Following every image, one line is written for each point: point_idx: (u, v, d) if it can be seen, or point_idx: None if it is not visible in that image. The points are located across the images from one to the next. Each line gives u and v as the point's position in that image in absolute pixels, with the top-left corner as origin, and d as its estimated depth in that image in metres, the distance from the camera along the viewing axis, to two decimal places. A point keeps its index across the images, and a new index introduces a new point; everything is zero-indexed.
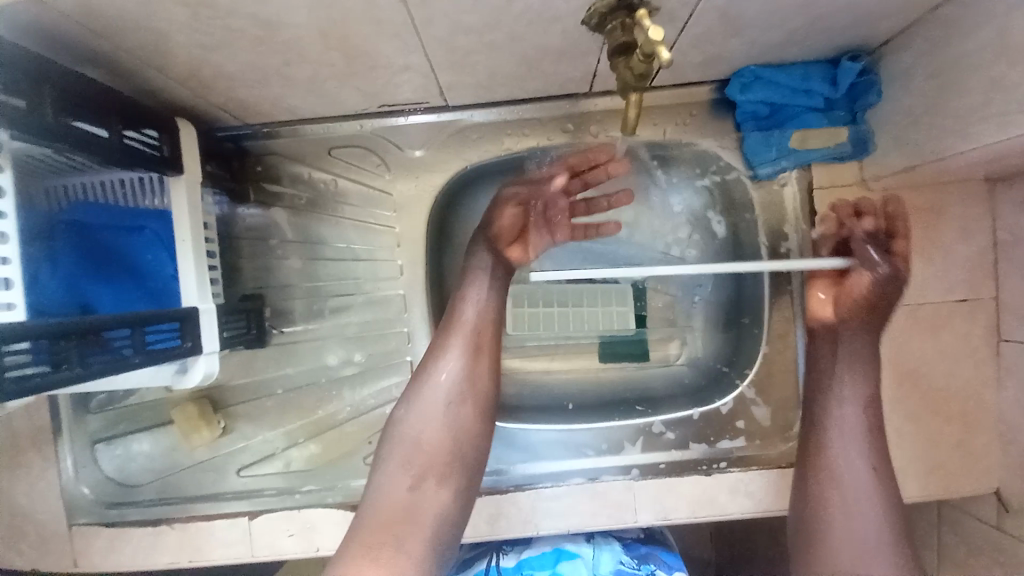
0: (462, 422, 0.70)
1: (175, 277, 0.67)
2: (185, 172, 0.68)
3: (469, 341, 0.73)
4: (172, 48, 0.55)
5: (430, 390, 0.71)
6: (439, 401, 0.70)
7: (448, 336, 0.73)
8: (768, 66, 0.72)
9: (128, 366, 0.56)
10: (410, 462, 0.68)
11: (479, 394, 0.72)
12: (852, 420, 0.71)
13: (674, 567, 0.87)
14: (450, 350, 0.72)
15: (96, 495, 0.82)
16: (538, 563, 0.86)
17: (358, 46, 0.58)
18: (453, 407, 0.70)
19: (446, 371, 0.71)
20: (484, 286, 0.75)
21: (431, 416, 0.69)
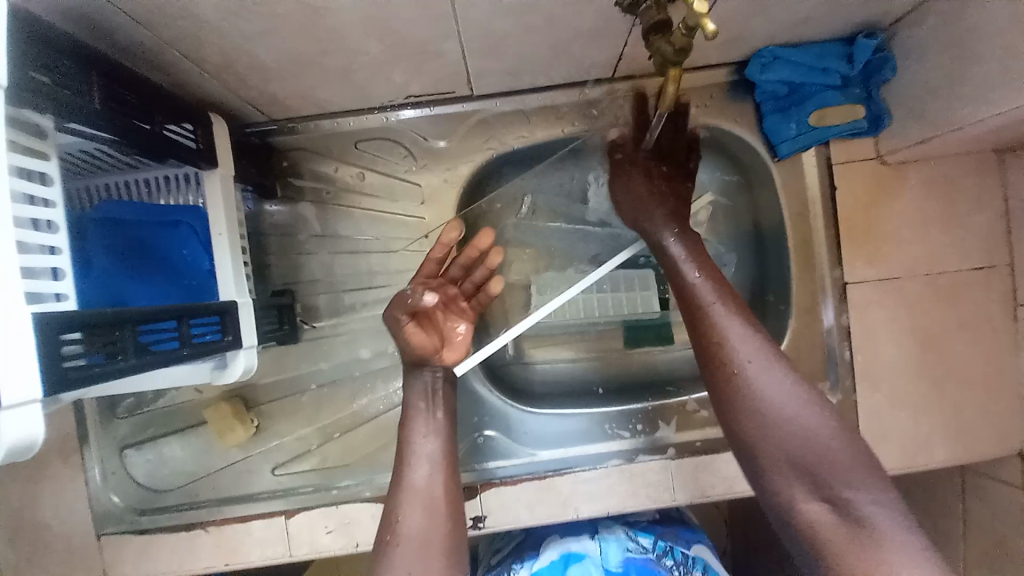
0: (428, 571, 0.60)
1: (212, 272, 0.67)
2: (219, 166, 0.68)
3: (428, 504, 0.65)
4: (217, 38, 0.55)
5: (391, 558, 0.61)
6: (409, 556, 0.61)
7: (399, 501, 0.65)
8: (787, 46, 0.74)
9: (177, 359, 0.56)
10: None
11: (452, 541, 0.64)
12: (769, 376, 0.63)
13: (692, 541, 0.89)
14: (407, 515, 0.64)
15: (126, 502, 0.82)
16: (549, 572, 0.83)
17: (397, 32, 0.59)
18: (421, 574, 0.60)
19: (407, 526, 0.63)
20: (434, 433, 0.70)
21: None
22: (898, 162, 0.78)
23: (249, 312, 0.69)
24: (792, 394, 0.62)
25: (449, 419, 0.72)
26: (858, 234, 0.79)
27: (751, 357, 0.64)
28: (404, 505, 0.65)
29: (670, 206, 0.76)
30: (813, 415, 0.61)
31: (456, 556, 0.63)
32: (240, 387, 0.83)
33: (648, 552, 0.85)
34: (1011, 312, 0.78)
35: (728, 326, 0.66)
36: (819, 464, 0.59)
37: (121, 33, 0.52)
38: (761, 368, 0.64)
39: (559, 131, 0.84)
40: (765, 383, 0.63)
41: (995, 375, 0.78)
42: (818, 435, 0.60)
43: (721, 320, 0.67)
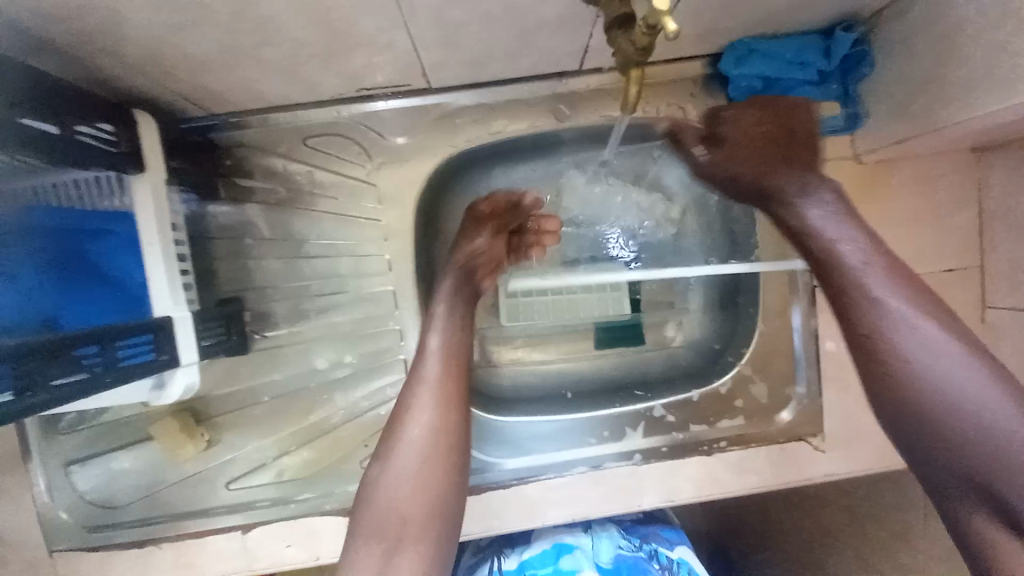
0: (427, 464, 0.60)
1: (144, 283, 0.63)
2: (148, 168, 0.62)
3: (435, 394, 0.63)
4: (128, 31, 0.49)
5: (393, 442, 0.61)
6: (412, 448, 0.61)
7: (414, 388, 0.64)
8: (763, 39, 0.70)
9: (99, 387, 0.52)
10: (380, 532, 0.57)
11: (459, 443, 0.62)
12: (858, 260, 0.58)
13: (676, 542, 0.88)
14: (418, 403, 0.63)
15: (77, 519, 0.78)
16: (539, 561, 0.84)
17: (336, 22, 0.53)
18: (422, 463, 0.60)
19: (415, 416, 0.62)
20: (445, 330, 0.69)
21: (401, 477, 0.59)
22: (873, 162, 0.76)
23: (188, 325, 0.65)
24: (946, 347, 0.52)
25: (461, 325, 0.70)
26: None
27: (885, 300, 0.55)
28: (413, 397, 0.63)
29: (790, 159, 0.70)
30: (966, 370, 0.50)
31: (459, 457, 0.62)
32: (191, 399, 0.78)
33: (638, 551, 0.85)
34: (979, 315, 0.76)
35: (867, 273, 0.57)
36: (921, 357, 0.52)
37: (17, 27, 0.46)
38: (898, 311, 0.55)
39: (525, 126, 0.79)
40: (890, 311, 0.55)
41: None
42: (966, 392, 0.50)
43: (863, 266, 0.58)
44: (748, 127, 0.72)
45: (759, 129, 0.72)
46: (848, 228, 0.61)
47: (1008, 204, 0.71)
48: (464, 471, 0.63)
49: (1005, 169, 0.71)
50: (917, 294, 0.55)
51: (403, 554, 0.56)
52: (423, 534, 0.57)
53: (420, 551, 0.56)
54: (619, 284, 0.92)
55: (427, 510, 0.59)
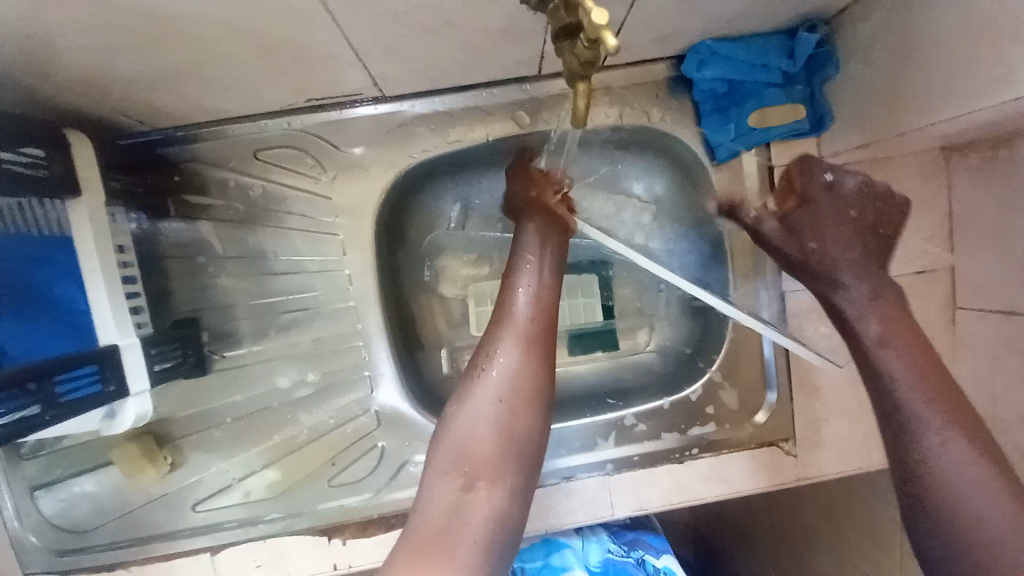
0: (512, 405, 0.58)
1: (88, 311, 0.60)
2: (85, 192, 0.60)
3: (522, 336, 0.61)
4: (43, 51, 0.47)
5: (479, 381, 0.60)
6: (498, 388, 0.59)
7: (500, 329, 0.62)
8: (723, 41, 0.68)
9: (35, 426, 0.51)
10: (458, 463, 0.56)
11: (542, 390, 0.60)
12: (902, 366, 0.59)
13: (662, 550, 0.88)
14: (502, 342, 0.61)
15: (45, 543, 0.77)
16: (528, 557, 0.85)
17: (269, 36, 0.51)
18: (505, 406, 0.58)
19: (500, 357, 0.60)
20: (539, 271, 0.66)
21: (482, 416, 0.58)
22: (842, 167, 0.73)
23: (138, 352, 0.62)
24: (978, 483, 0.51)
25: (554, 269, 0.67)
26: None
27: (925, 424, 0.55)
28: (503, 336, 0.62)
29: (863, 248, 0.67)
30: (1000, 505, 0.50)
31: (543, 404, 0.60)
32: (151, 423, 0.77)
33: (627, 556, 0.86)
34: (949, 317, 0.76)
35: (910, 381, 0.58)
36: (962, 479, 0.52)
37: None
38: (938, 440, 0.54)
39: (483, 134, 0.76)
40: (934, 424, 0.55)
41: None
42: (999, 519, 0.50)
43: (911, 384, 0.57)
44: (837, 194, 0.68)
45: (851, 212, 0.68)
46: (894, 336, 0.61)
47: (973, 207, 0.70)
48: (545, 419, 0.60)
49: (972, 170, 0.70)
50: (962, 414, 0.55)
51: (477, 493, 0.54)
52: (503, 477, 0.56)
53: (493, 495, 0.55)
54: (590, 292, 0.90)
55: (509, 450, 0.57)
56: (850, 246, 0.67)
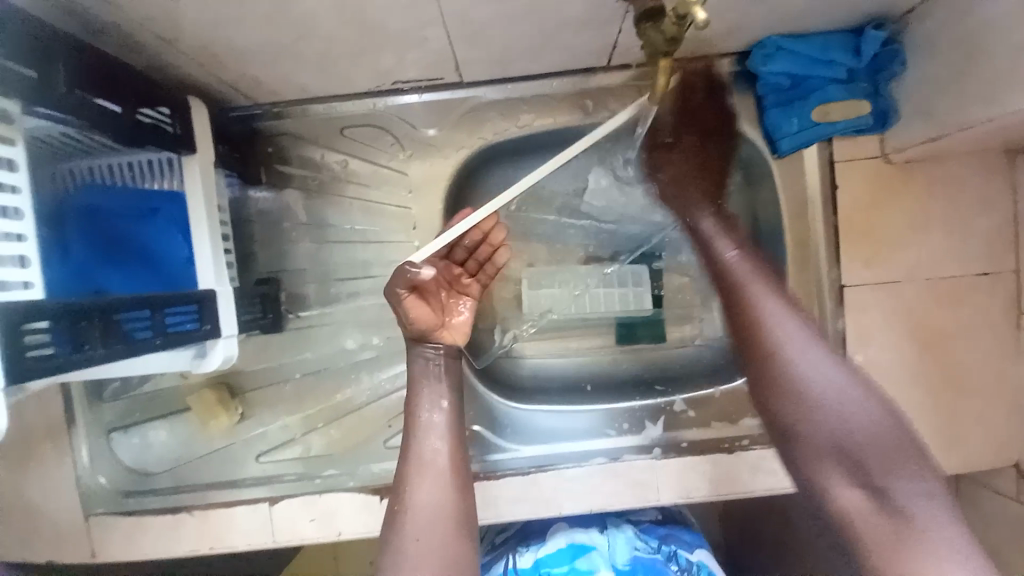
0: (439, 549, 0.64)
1: (191, 262, 0.66)
2: (197, 151, 0.67)
3: (433, 473, 0.68)
4: (184, 21, 0.53)
5: (403, 530, 0.65)
6: (420, 524, 0.65)
7: (411, 467, 0.68)
8: (790, 36, 0.71)
9: (147, 349, 0.55)
10: None
11: (465, 510, 0.68)
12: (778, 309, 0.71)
13: (695, 544, 0.85)
14: (419, 485, 0.67)
15: (113, 485, 0.82)
16: (555, 560, 0.82)
17: (378, 18, 0.56)
18: (429, 541, 0.64)
19: (421, 489, 0.67)
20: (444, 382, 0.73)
21: (416, 558, 0.63)
22: (903, 163, 0.75)
23: (228, 300, 0.68)
24: (856, 399, 0.66)
25: (456, 386, 0.74)
26: (855, 235, 0.77)
27: (794, 363, 0.68)
28: (418, 472, 0.68)
29: (709, 187, 0.81)
30: (871, 416, 0.65)
31: (463, 528, 0.67)
32: (224, 374, 0.82)
33: (655, 554, 0.83)
34: (1013, 319, 0.76)
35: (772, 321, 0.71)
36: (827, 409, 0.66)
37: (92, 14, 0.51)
38: (816, 372, 0.67)
39: (551, 121, 0.81)
40: (808, 370, 0.68)
41: (995, 381, 0.77)
42: (857, 422, 0.64)
43: (776, 324, 0.71)
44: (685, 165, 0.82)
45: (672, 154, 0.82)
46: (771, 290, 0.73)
47: None
48: (472, 532, 0.67)
49: None
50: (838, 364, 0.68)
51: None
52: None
53: None
54: (640, 280, 0.92)
55: (447, 567, 0.63)
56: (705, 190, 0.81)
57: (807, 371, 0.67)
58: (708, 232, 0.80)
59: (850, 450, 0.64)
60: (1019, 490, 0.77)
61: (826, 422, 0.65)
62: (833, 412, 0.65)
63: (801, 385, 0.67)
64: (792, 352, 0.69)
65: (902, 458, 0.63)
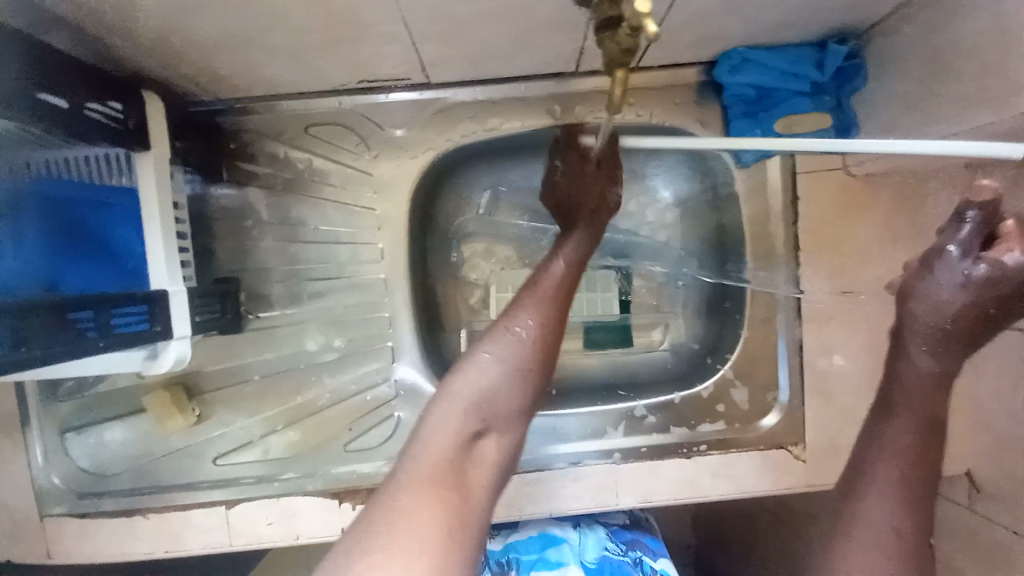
0: (502, 388, 0.60)
1: (145, 257, 0.65)
2: (153, 148, 0.65)
3: (551, 298, 0.67)
4: (135, 12, 0.52)
5: (503, 339, 0.63)
6: (507, 353, 0.62)
7: (534, 288, 0.68)
8: (757, 48, 0.72)
9: (90, 350, 0.53)
10: (478, 407, 0.57)
11: (552, 347, 0.65)
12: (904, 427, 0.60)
13: (659, 554, 0.85)
14: (529, 307, 0.66)
15: (68, 484, 0.80)
16: (524, 547, 0.84)
17: (337, 14, 0.56)
18: (526, 369, 0.62)
19: (524, 312, 0.66)
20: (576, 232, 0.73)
21: (489, 370, 0.60)
22: (864, 175, 0.76)
23: (183, 300, 0.67)
24: None
25: (588, 242, 0.73)
26: (817, 248, 0.78)
27: (876, 507, 0.58)
28: (532, 293, 0.68)
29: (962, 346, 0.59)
30: None
31: (545, 375, 0.64)
32: (181, 374, 0.80)
33: (625, 555, 0.83)
34: None
35: (896, 452, 0.59)
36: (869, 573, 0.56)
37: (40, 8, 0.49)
38: (884, 528, 0.57)
39: (519, 124, 0.80)
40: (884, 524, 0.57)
41: (949, 391, 0.79)
42: None
43: (898, 452, 0.59)
44: (940, 312, 0.58)
45: (943, 305, 0.58)
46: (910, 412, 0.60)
47: None
48: (546, 378, 0.65)
49: None
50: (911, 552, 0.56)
51: (484, 440, 0.57)
52: (507, 425, 0.59)
53: (500, 442, 0.58)
54: (609, 286, 0.92)
55: (512, 388, 0.60)
56: (931, 362, 0.60)
57: (878, 529, 0.57)
58: (921, 380, 0.61)
59: None
60: (972, 500, 0.78)
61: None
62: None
63: (861, 530, 0.58)
64: (877, 505, 0.58)
65: None
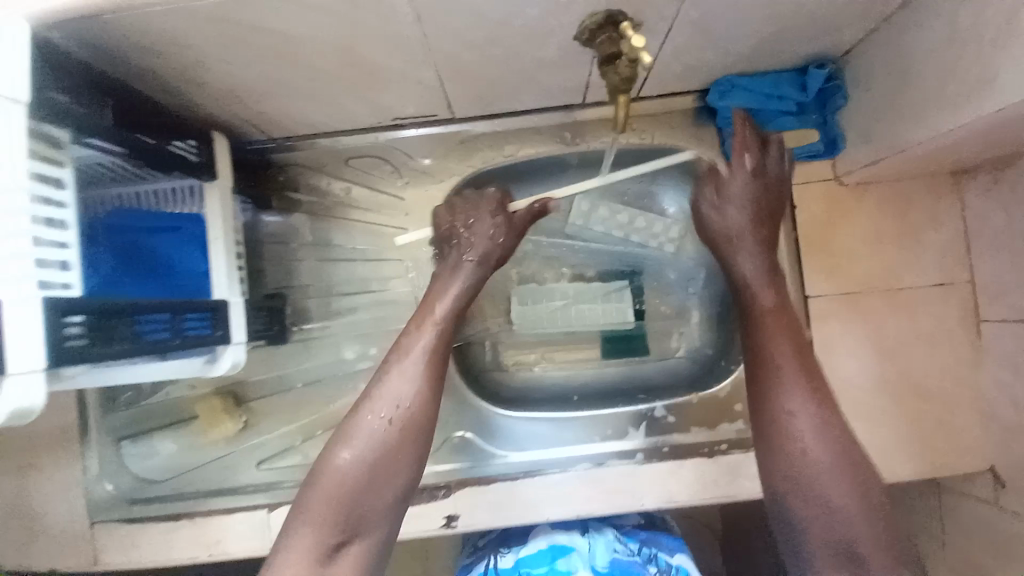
0: (361, 484, 0.65)
1: (208, 273, 0.73)
2: (219, 178, 0.75)
3: (417, 369, 0.72)
4: (213, 66, 0.62)
5: (358, 429, 0.68)
6: (371, 444, 0.67)
7: (398, 359, 0.73)
8: (743, 75, 0.81)
9: (167, 347, 0.61)
10: (327, 519, 0.63)
11: (414, 424, 0.70)
12: (773, 322, 0.73)
13: (676, 548, 0.88)
14: (389, 390, 0.70)
15: (117, 492, 0.86)
16: (535, 560, 0.84)
17: (378, 61, 0.66)
18: (382, 468, 0.67)
19: (381, 398, 0.70)
20: (456, 281, 0.81)
21: (341, 475, 0.65)
22: (854, 184, 0.83)
23: (240, 310, 0.75)
24: (833, 460, 0.64)
25: (449, 309, 0.77)
26: (818, 252, 0.83)
27: (794, 404, 0.67)
28: (394, 368, 0.72)
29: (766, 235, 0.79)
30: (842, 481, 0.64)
31: (405, 465, 0.68)
32: (230, 383, 0.88)
33: (634, 556, 0.85)
34: (973, 328, 0.81)
35: (774, 343, 0.72)
36: (800, 463, 0.65)
37: (122, 68, 0.59)
38: (802, 409, 0.67)
39: (533, 151, 0.90)
40: (796, 403, 0.67)
41: (961, 385, 0.81)
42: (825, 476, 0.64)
43: (768, 340, 0.72)
44: (739, 225, 0.80)
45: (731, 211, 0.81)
46: (778, 321, 0.73)
47: (988, 224, 0.77)
48: (415, 462, 0.69)
49: (983, 190, 0.78)
50: (826, 412, 0.67)
51: (345, 549, 0.63)
52: (370, 525, 0.65)
53: (364, 544, 0.64)
54: (622, 297, 0.98)
55: (373, 489, 0.66)
56: (754, 256, 0.78)
57: (805, 426, 0.66)
58: (755, 270, 0.78)
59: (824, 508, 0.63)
60: (996, 495, 0.79)
61: (805, 472, 0.65)
62: (809, 449, 0.65)
63: (789, 424, 0.67)
64: (792, 398, 0.68)
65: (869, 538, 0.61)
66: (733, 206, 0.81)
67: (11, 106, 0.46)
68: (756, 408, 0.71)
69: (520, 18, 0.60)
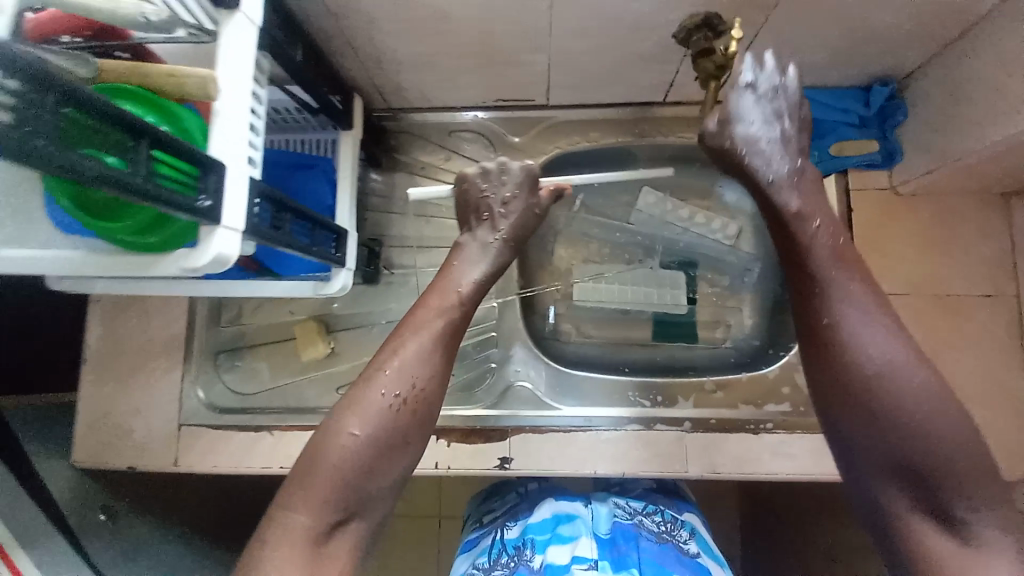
0: (365, 460, 0.62)
1: (331, 207, 0.85)
2: (353, 129, 0.89)
3: (437, 345, 0.69)
4: (372, 33, 0.76)
5: (365, 402, 0.64)
6: (379, 419, 0.63)
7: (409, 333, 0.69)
8: (813, 88, 0.92)
9: (308, 251, 0.71)
10: (326, 495, 0.59)
11: (424, 402, 0.67)
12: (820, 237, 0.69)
13: (686, 509, 0.94)
14: (404, 365, 0.67)
15: (208, 400, 0.96)
16: (539, 527, 0.85)
17: (503, 43, 0.78)
18: (387, 450, 0.63)
19: (393, 372, 0.66)
20: (483, 262, 0.79)
21: (344, 448, 0.61)
22: (908, 194, 0.91)
23: (354, 242, 0.86)
24: (904, 370, 0.60)
25: (472, 288, 0.77)
26: (872, 252, 0.90)
27: (850, 318, 0.64)
28: (407, 341, 0.69)
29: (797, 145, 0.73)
30: (922, 392, 0.59)
31: (408, 448, 0.66)
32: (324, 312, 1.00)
33: (634, 517, 0.88)
34: (1019, 340, 0.85)
35: (821, 259, 0.67)
36: (870, 376, 0.61)
37: (307, 27, 0.73)
38: (860, 324, 0.63)
39: (615, 140, 1.01)
40: (853, 315, 0.64)
41: (1004, 393, 0.85)
42: (900, 390, 0.60)
43: (804, 258, 0.68)
44: (757, 137, 0.73)
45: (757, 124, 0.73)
46: (816, 237, 0.69)
47: None
48: (417, 445, 0.67)
49: None
50: (883, 325, 0.63)
51: (341, 529, 0.60)
52: (369, 506, 0.62)
53: (360, 526, 0.62)
54: (676, 284, 1.05)
55: (378, 466, 0.63)
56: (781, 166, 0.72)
57: (867, 336, 0.62)
58: (786, 183, 0.72)
59: (903, 426, 0.59)
60: None
61: (874, 385, 0.60)
62: (871, 357, 0.61)
63: (851, 341, 0.63)
64: (847, 312, 0.64)
65: (953, 455, 0.57)
66: (759, 112, 0.73)
67: (249, 25, 0.56)
68: (805, 333, 0.67)
69: (631, 14, 0.72)
